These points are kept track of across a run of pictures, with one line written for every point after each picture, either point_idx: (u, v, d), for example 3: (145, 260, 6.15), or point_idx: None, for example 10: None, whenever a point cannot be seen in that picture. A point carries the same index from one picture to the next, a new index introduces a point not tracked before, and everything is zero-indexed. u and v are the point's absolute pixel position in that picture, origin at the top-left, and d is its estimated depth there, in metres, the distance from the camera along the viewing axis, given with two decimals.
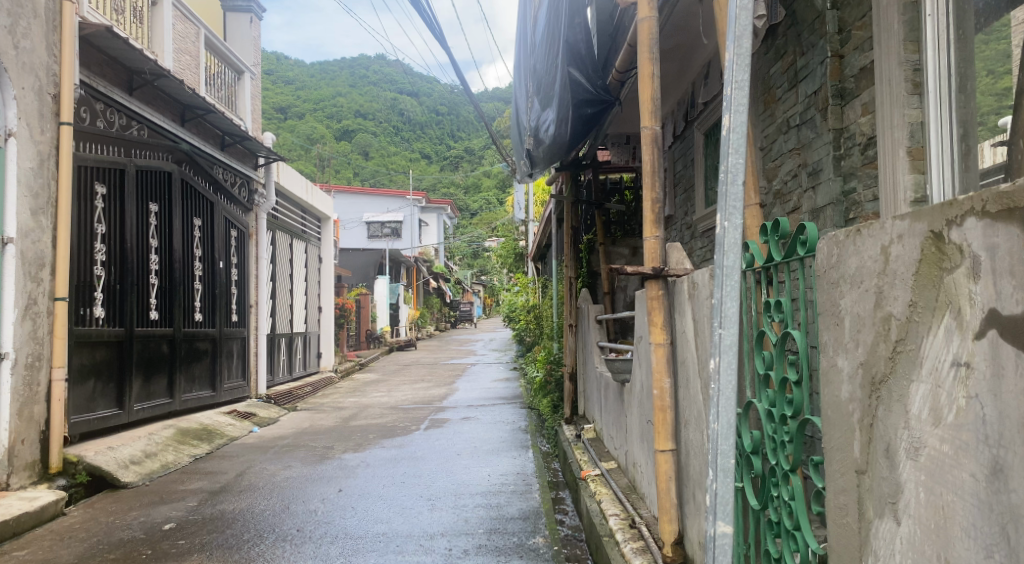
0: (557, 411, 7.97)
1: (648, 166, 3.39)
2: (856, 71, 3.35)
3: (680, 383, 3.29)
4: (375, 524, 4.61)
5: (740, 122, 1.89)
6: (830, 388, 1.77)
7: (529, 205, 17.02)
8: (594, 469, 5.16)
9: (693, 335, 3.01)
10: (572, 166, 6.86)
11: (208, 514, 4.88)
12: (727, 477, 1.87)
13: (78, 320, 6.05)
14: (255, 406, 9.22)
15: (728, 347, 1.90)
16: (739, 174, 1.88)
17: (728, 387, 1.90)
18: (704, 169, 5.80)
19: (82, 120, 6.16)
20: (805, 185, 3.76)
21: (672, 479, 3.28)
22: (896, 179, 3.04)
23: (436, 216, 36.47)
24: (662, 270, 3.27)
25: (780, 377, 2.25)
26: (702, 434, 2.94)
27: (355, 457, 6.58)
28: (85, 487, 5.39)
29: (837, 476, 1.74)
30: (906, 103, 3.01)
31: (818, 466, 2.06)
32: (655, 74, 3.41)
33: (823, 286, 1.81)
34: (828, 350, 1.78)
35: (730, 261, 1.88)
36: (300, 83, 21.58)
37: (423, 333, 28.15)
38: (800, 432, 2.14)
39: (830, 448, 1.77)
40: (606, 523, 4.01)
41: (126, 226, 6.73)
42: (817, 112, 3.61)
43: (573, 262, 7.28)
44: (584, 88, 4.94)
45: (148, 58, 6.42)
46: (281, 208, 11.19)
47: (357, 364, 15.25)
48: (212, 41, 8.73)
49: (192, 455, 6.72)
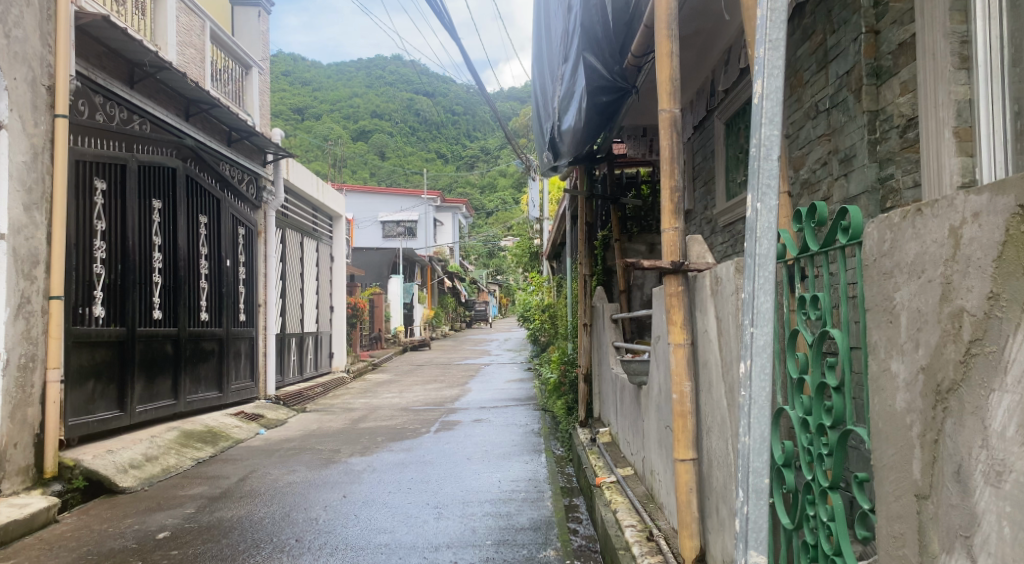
0: (572, 414, 7.71)
1: (665, 152, 3.12)
2: (893, 47, 3.08)
3: (702, 387, 3.02)
4: (378, 534, 4.38)
5: (776, 87, 1.62)
6: (883, 397, 1.51)
7: (544, 204, 16.68)
8: (610, 475, 4.91)
9: (718, 337, 2.75)
10: (587, 160, 6.54)
11: (205, 523, 4.67)
12: (761, 502, 1.61)
13: (76, 319, 5.86)
14: (263, 407, 9.04)
15: (761, 348, 1.63)
16: (774, 148, 1.62)
17: (760, 396, 1.62)
18: (725, 160, 5.52)
19: (81, 113, 6.00)
20: (836, 173, 3.48)
21: (693, 491, 3.02)
22: (941, 162, 2.77)
23: (451, 216, 35.88)
24: (681, 265, 3.01)
25: (817, 383, 1.99)
26: (726, 444, 2.68)
27: (362, 461, 6.37)
28: (81, 493, 5.22)
29: (890, 499, 1.48)
30: (951, 79, 2.73)
31: (863, 483, 1.79)
32: (674, 52, 3.17)
33: (872, 278, 1.55)
34: (879, 353, 1.52)
35: (764, 248, 1.63)
36: (318, 85, 21.51)
37: (439, 333, 27.94)
38: (841, 444, 1.89)
39: (880, 466, 1.51)
40: (622, 535, 3.76)
41: (127, 221, 6.56)
42: (850, 93, 3.32)
43: (588, 259, 7.00)
44: (600, 75, 4.70)
45: (150, 50, 6.23)
46: (291, 206, 11.02)
47: (370, 364, 15.04)
48: (218, 35, 8.58)
49: (194, 459, 6.53)
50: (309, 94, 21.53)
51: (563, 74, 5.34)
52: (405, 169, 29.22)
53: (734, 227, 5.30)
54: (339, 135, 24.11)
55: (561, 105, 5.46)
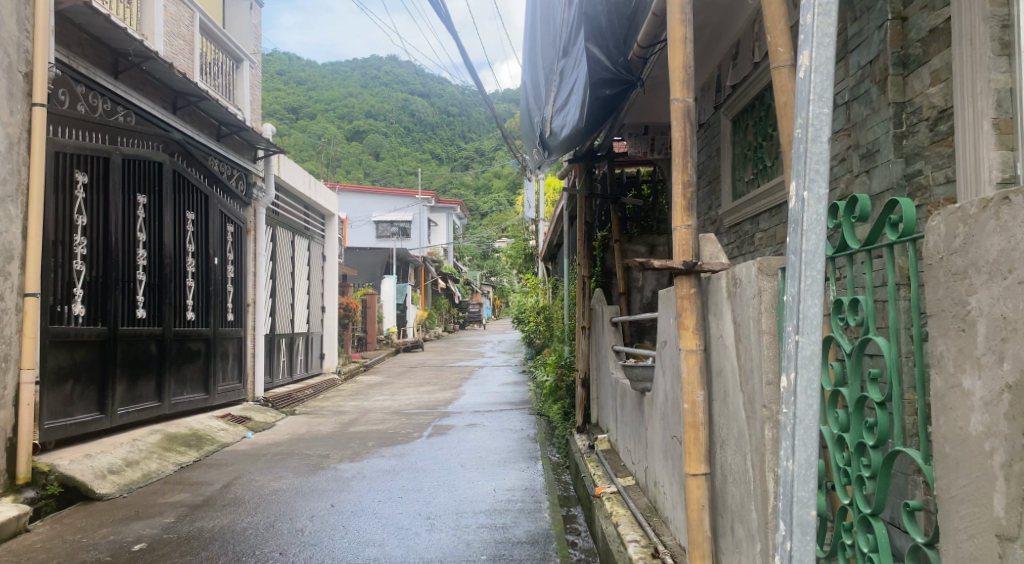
0: (568, 419, 7.47)
1: (680, 145, 2.91)
2: (923, 34, 2.87)
3: (716, 397, 2.80)
4: (367, 548, 4.15)
5: (826, 58, 1.42)
6: (950, 418, 1.33)
7: (539, 204, 16.31)
8: (609, 485, 4.69)
9: (735, 345, 2.54)
10: (586, 158, 6.30)
11: (185, 533, 4.44)
12: (807, 537, 1.41)
13: (53, 318, 5.59)
14: (252, 410, 8.79)
15: (807, 359, 1.42)
16: (824, 128, 1.41)
17: (807, 415, 1.42)
18: (731, 158, 5.31)
19: (61, 103, 5.74)
20: (856, 170, 3.24)
21: (706, 508, 2.78)
22: (979, 156, 2.58)
23: (446, 216, 35.71)
24: (695, 265, 2.81)
25: (857, 397, 1.78)
26: (745, 459, 2.46)
27: (352, 467, 6.14)
28: (56, 499, 4.96)
29: (961, 538, 1.30)
30: (991, 66, 2.55)
31: (913, 511, 1.57)
32: (686, 39, 2.96)
33: (935, 279, 1.37)
34: (946, 365, 1.33)
35: (812, 244, 1.42)
36: (312, 84, 21.01)
37: (432, 334, 27.72)
38: (887, 464, 1.68)
39: (949, 499, 1.32)
40: (625, 550, 3.54)
41: (110, 217, 6.31)
42: (874, 84, 3.10)
43: (587, 260, 6.77)
44: (603, 65, 4.39)
45: (134, 38, 5.99)
46: (282, 203, 10.75)
47: (361, 365, 14.81)
48: (207, 27, 8.35)
49: (177, 463, 6.30)
50: (303, 94, 20.66)
51: (558, 68, 5.13)
52: (400, 169, 28.91)
53: (741, 228, 5.11)
54: (334, 134, 23.83)
55: (555, 102, 5.18)
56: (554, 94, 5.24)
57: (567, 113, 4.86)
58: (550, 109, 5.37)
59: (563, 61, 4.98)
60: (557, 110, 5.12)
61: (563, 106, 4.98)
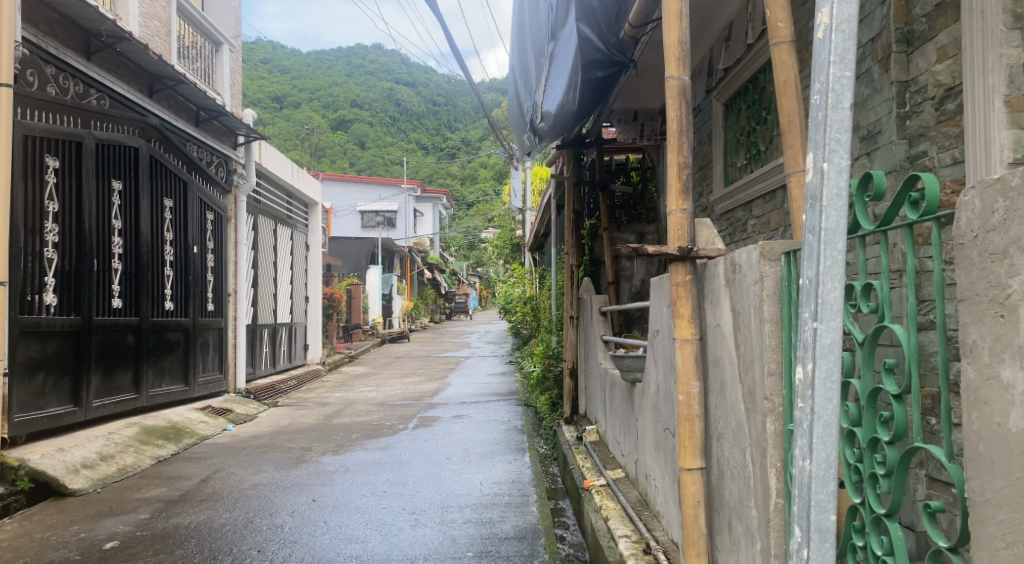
0: (556, 410, 7.33)
1: (675, 124, 2.75)
2: (929, 8, 2.74)
3: (712, 388, 2.68)
4: (349, 544, 4.01)
5: (848, 15, 1.29)
6: (984, 414, 1.31)
7: (526, 194, 16.04)
8: (598, 478, 4.57)
9: (732, 334, 2.42)
10: (575, 144, 6.14)
11: (160, 530, 4.29)
12: (826, 545, 1.29)
13: (24, 308, 5.40)
14: (232, 401, 8.60)
15: (826, 349, 1.30)
16: (846, 93, 1.29)
17: (825, 411, 1.31)
18: (723, 143, 5.19)
19: (29, 84, 5.52)
20: (855, 153, 3.11)
21: (701, 504, 2.66)
22: (990, 135, 2.49)
23: (432, 206, 35.51)
24: (691, 252, 2.63)
25: (870, 390, 1.65)
26: (742, 452, 2.36)
27: (335, 460, 6.00)
28: (26, 495, 4.78)
29: (997, 546, 1.28)
30: (1003, 40, 2.46)
31: (935, 513, 1.45)
32: (683, 13, 2.81)
33: (974, 262, 1.32)
34: (980, 355, 1.31)
35: (831, 221, 1.30)
36: (295, 73, 20.44)
37: (417, 324, 27.56)
38: (903, 461, 1.55)
39: (983, 502, 1.31)
40: (615, 546, 3.41)
41: (82, 203, 6.10)
42: (875, 63, 2.97)
43: (575, 249, 6.63)
44: (594, 46, 4.25)
45: (106, 17, 5.78)
46: (264, 191, 10.54)
47: (346, 356, 14.62)
48: (185, 9, 8.13)
49: (155, 457, 6.12)
50: (288, 82, 20.28)
51: (547, 51, 4.98)
52: (386, 159, 28.63)
53: (734, 215, 4.98)
54: (318, 123, 23.50)
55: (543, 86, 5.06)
56: (544, 78, 5.09)
57: (555, 95, 4.72)
58: (540, 92, 5.22)
59: (552, 43, 4.84)
60: (546, 94, 4.97)
61: (551, 89, 4.84)
